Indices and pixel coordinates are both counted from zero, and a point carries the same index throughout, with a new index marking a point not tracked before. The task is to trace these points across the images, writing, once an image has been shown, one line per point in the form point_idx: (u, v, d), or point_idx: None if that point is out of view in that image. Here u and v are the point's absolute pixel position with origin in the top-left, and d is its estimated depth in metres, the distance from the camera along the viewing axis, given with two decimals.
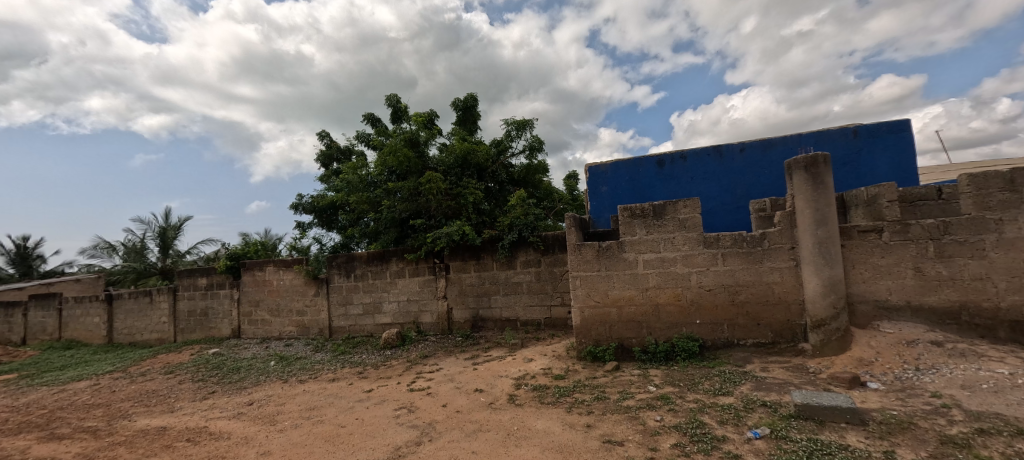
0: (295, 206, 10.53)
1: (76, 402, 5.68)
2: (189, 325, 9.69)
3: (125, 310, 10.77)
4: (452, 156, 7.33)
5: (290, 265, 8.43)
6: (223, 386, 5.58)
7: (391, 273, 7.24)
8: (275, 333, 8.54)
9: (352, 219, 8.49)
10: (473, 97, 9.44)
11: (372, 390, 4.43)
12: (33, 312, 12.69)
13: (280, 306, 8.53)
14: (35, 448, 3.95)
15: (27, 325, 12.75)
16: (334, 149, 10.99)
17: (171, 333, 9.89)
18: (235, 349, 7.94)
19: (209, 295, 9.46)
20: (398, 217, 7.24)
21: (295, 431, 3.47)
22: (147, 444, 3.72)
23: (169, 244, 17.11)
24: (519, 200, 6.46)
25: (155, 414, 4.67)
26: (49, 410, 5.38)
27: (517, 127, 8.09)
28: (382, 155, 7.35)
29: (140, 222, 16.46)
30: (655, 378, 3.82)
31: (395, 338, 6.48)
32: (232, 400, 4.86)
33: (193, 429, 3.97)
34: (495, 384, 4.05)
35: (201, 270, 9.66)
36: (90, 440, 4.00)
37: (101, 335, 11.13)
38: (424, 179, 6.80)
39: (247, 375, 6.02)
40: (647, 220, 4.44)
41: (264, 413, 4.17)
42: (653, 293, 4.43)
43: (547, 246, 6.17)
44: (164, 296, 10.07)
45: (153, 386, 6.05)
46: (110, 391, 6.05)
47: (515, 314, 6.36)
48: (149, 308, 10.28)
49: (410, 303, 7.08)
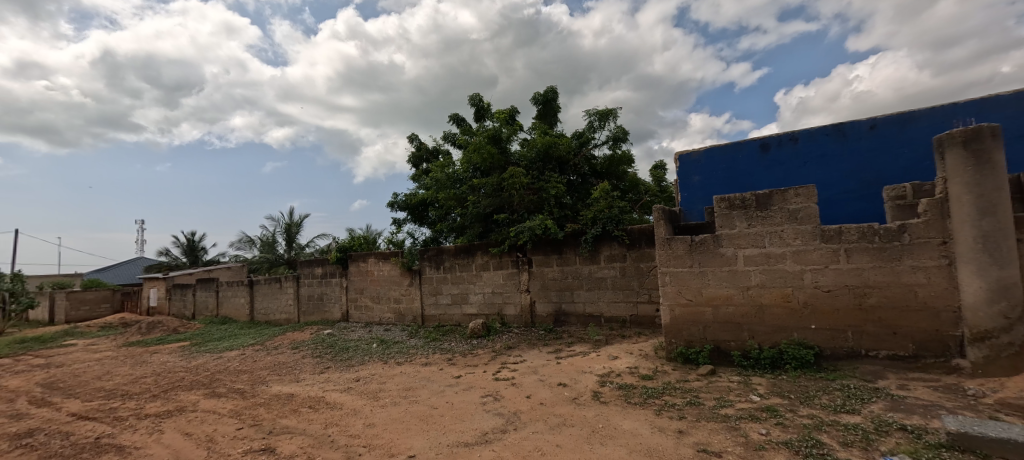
0: (391, 203, 11.53)
1: (229, 367, 6.92)
2: (309, 308, 11.19)
3: (262, 294, 12.81)
4: (533, 151, 7.36)
5: (388, 257, 9.26)
6: (336, 363, 6.35)
7: (477, 266, 7.55)
8: (377, 318, 9.45)
9: (441, 215, 9.04)
10: (553, 89, 9.38)
11: (460, 376, 4.67)
12: (199, 292, 15.74)
13: (380, 294, 9.43)
14: (203, 402, 4.91)
15: (195, 303, 15.86)
16: (423, 150, 11.76)
17: (295, 314, 11.51)
18: (344, 331, 8.97)
19: (324, 282, 10.81)
20: (482, 212, 7.52)
21: (395, 408, 3.81)
22: (280, 407, 4.38)
23: (293, 238, 19.95)
24: (603, 193, 6.30)
25: (285, 383, 5.49)
26: (211, 372, 6.64)
27: (600, 117, 7.85)
28: (468, 153, 7.67)
29: (272, 220, 19.41)
30: (759, 387, 3.44)
31: (481, 328, 6.76)
32: (343, 376, 5.51)
33: (313, 398, 4.58)
34: (578, 379, 4.01)
35: (317, 261, 11.08)
36: (239, 400, 4.83)
37: (245, 314, 13.39)
38: (507, 175, 6.94)
39: (354, 354, 6.76)
40: (749, 211, 4.00)
41: (369, 389, 4.66)
42: (756, 293, 4.00)
43: (632, 240, 5.91)
44: (290, 282, 11.75)
45: (283, 359, 7.12)
46: (252, 361, 7.25)
47: (599, 309, 6.22)
48: (279, 292, 12.09)
49: (495, 296, 7.32)
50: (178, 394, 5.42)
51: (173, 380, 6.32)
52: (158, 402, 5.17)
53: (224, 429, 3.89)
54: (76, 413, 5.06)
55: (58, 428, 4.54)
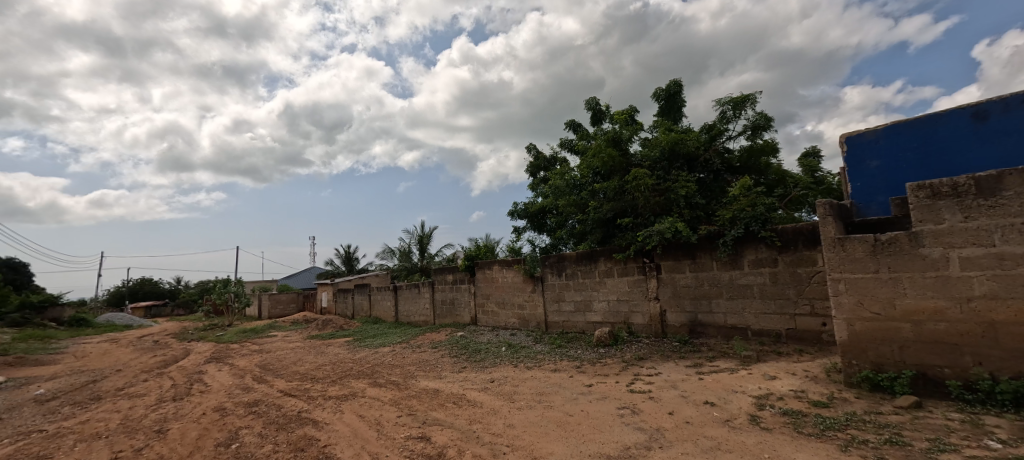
0: (512, 212, 12.06)
1: (384, 361, 8.01)
2: (442, 311, 12.33)
3: (403, 298, 14.58)
4: (657, 149, 6.92)
5: (511, 264, 9.69)
6: (471, 363, 6.85)
7: (600, 272, 7.39)
8: (502, 323, 9.93)
9: (561, 222, 9.13)
10: (676, 82, 8.75)
11: (592, 385, 4.58)
12: (356, 295, 18.66)
13: (504, 300, 9.90)
14: (369, 390, 5.77)
15: (354, 305, 18.84)
16: (541, 159, 12.06)
17: (432, 317, 12.80)
18: (475, 334, 9.63)
19: (455, 288, 11.79)
20: (604, 217, 7.35)
21: (531, 411, 3.92)
22: (429, 401, 4.89)
23: (425, 248, 22.33)
24: (743, 189, 5.60)
25: (431, 379, 6.12)
26: (372, 364, 7.77)
27: (735, 104, 7.03)
28: (587, 158, 7.60)
29: (408, 232, 22.06)
30: (997, 431, 2.60)
31: (608, 337, 6.57)
32: (479, 376, 5.91)
33: (456, 395, 5.00)
34: (728, 399, 3.58)
35: (449, 268, 12.16)
36: (396, 391, 5.54)
37: (391, 315, 15.39)
38: (630, 177, 6.67)
39: (486, 356, 7.20)
40: (964, 200, 3.12)
41: (504, 391, 4.89)
42: (983, 307, 3.06)
43: (785, 241, 5.10)
44: (426, 287, 13.12)
45: (425, 357, 7.96)
46: (401, 357, 8.27)
47: (744, 321, 5.51)
48: (417, 297, 13.59)
49: (620, 303, 7.06)
50: (350, 381, 6.48)
51: (345, 369, 7.57)
52: (337, 386, 6.24)
53: (388, 415, 4.50)
54: (283, 390, 6.42)
55: (273, 400, 5.81)
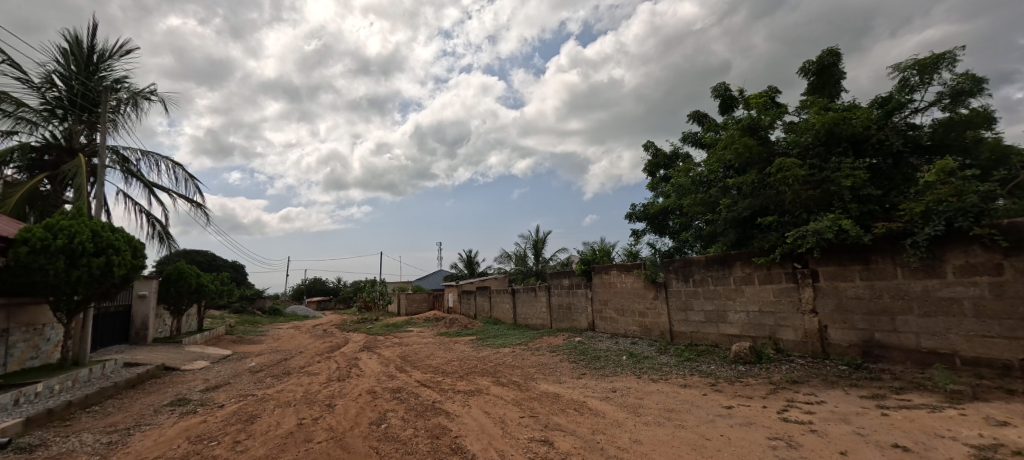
0: (629, 214, 11.55)
1: (505, 361, 8.35)
2: (559, 316, 12.36)
3: (521, 301, 15.06)
4: (808, 134, 5.88)
5: (631, 269, 9.25)
6: (590, 370, 6.70)
7: (736, 279, 6.62)
8: (622, 330, 9.51)
9: (686, 223, 8.42)
10: (831, 52, 7.31)
11: (732, 407, 4.05)
12: (478, 297, 19.95)
13: (624, 307, 9.47)
14: (493, 388, 6.07)
15: (476, 306, 20.17)
16: (660, 156, 11.30)
17: (548, 320, 12.94)
18: (593, 340, 9.41)
19: (571, 292, 11.73)
20: (740, 216, 6.52)
21: (660, 429, 3.63)
22: (550, 405, 4.91)
23: (540, 252, 22.80)
24: (942, 175, 4.37)
25: (550, 382, 6.16)
26: (494, 363, 8.18)
27: (923, 67, 5.55)
28: (718, 151, 6.84)
29: (524, 236, 22.81)
30: None
31: (748, 353, 5.77)
32: (600, 384, 5.73)
33: (577, 401, 4.93)
34: (931, 445, 2.79)
35: (564, 273, 12.16)
36: (518, 391, 5.71)
37: (510, 317, 16.03)
38: (774, 169, 5.78)
39: (606, 364, 6.97)
40: None
41: (628, 403, 4.64)
42: None
43: (1015, 242, 3.82)
44: (543, 291, 13.33)
45: (544, 360, 8.07)
46: (521, 358, 8.53)
47: (948, 345, 4.27)
48: (534, 300, 13.90)
49: (764, 315, 6.17)
50: (476, 378, 6.92)
51: (470, 366, 8.11)
52: (464, 382, 6.72)
53: (512, 415, 4.64)
54: (419, 380, 7.16)
55: (412, 389, 6.52)
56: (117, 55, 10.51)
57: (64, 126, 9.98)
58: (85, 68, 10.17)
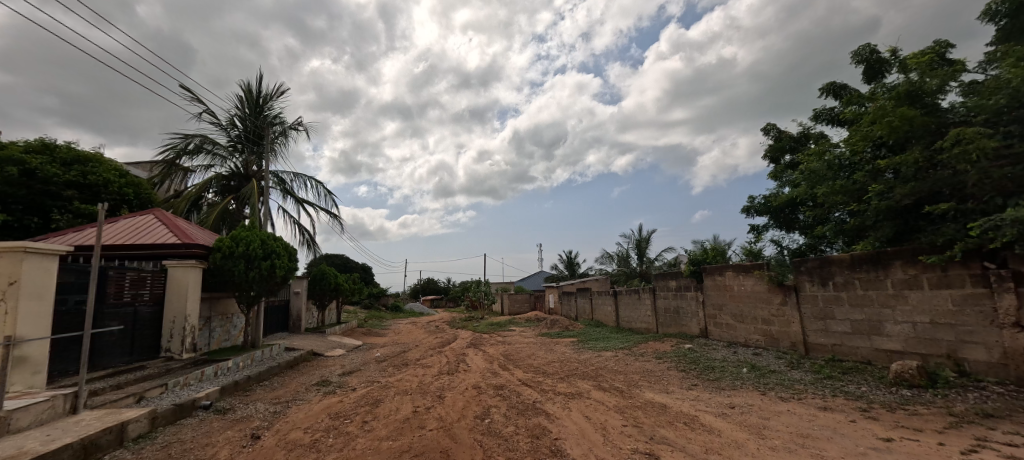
0: (747, 208, 10.28)
1: (607, 365, 8.07)
2: (666, 320, 11.53)
3: (624, 303, 14.44)
4: (1001, 95, 4.55)
5: (751, 270, 8.22)
6: (703, 382, 6.10)
7: (895, 282, 5.43)
8: (741, 339, 8.48)
9: (822, 216, 7.20)
10: None
11: (891, 440, 3.30)
12: (579, 298, 19.69)
13: (743, 312, 8.45)
14: (594, 392, 5.92)
15: (577, 308, 19.93)
16: (784, 139, 9.85)
17: (654, 325, 12.16)
18: (706, 348, 8.57)
19: (679, 295, 10.86)
20: (899, 205, 5.33)
21: (791, 456, 3.12)
22: (656, 416, 4.59)
23: (643, 252, 21.64)
24: None
25: (657, 391, 5.77)
26: (595, 367, 7.96)
27: None
28: (863, 128, 5.70)
29: (625, 236, 21.88)
30: None
31: (917, 375, 4.66)
32: (715, 398, 5.18)
33: (688, 415, 4.52)
34: None
35: (672, 274, 11.31)
36: (621, 398, 5.47)
37: (612, 320, 15.48)
38: (947, 143, 4.60)
39: (722, 376, 6.28)
40: None
41: (750, 422, 4.11)
42: None
43: None
44: (647, 294, 12.59)
45: (650, 367, 7.60)
46: (624, 363, 8.17)
47: None
48: (638, 303, 13.19)
49: (939, 328, 4.93)
50: (577, 381, 6.82)
51: (571, 368, 8.02)
52: (565, 384, 6.68)
53: (613, 422, 4.46)
54: (521, 379, 7.33)
55: (514, 387, 6.70)
56: (275, 97, 12.95)
57: (243, 158, 12.61)
58: (255, 108, 12.71)
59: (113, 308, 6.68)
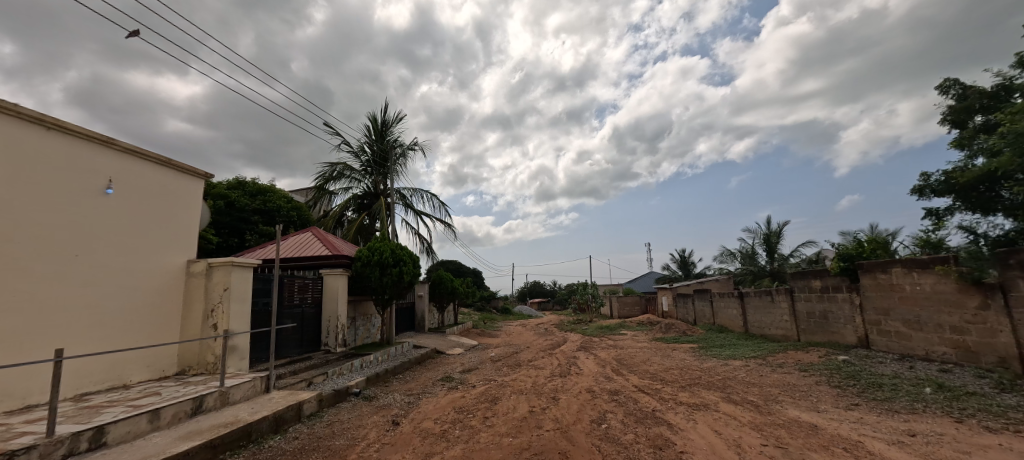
0: (919, 189, 8.32)
1: (737, 376, 7.24)
2: (810, 326, 9.90)
3: (753, 307, 12.81)
4: None
5: (929, 266, 6.63)
6: (868, 402, 5.08)
7: None
8: (920, 351, 6.85)
9: None
10: None
11: None
12: (697, 301, 18.07)
13: (920, 318, 6.83)
14: (724, 404, 5.36)
15: (695, 311, 18.30)
16: (970, 97, 7.77)
17: (794, 331, 10.54)
18: (869, 361, 7.13)
19: (826, 297, 9.24)
20: None
21: None
22: (805, 437, 3.97)
23: (774, 248, 18.98)
24: None
25: (803, 409, 4.99)
26: (723, 377, 7.21)
27: None
28: None
29: (750, 231, 19.47)
30: None
31: None
32: (886, 422, 4.29)
33: (848, 439, 3.82)
34: None
35: (815, 272, 9.71)
36: (758, 414, 4.86)
37: (739, 325, 13.83)
38: None
39: (895, 396, 5.15)
40: None
41: (942, 456, 3.29)
42: None
43: None
44: (783, 296, 10.97)
45: (793, 380, 6.60)
46: (759, 375, 7.23)
47: None
48: (772, 306, 11.58)
49: None
50: (700, 391, 6.27)
51: (694, 377, 7.40)
52: (687, 393, 6.19)
53: (750, 440, 3.99)
54: (637, 385, 7.00)
55: (630, 393, 6.44)
56: (395, 123, 14.70)
57: (372, 179, 14.54)
58: (380, 135, 14.58)
59: (288, 309, 8.25)
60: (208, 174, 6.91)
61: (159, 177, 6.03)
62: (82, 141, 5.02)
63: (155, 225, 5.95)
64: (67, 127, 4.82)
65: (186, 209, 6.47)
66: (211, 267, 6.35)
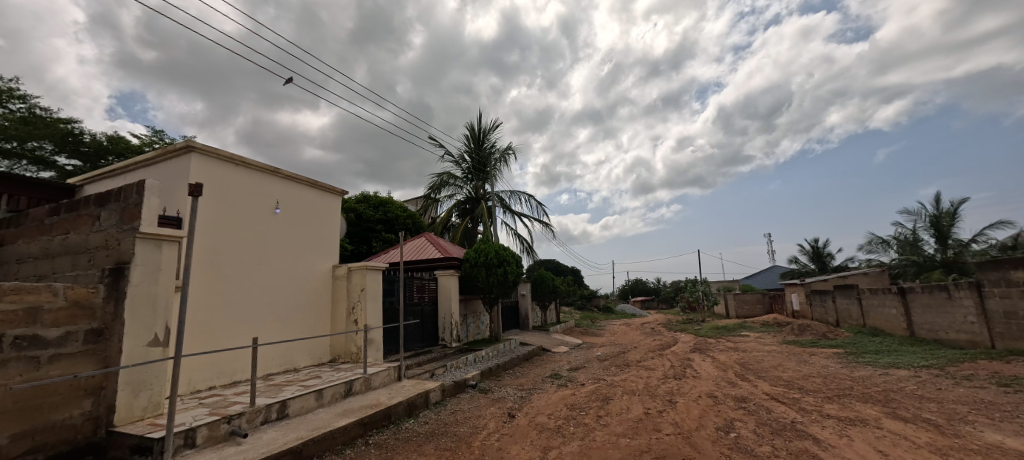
0: None
1: (903, 388, 6.03)
2: (1011, 331, 7.78)
3: (921, 305, 10.52)
4: None
5: None
6: None
7: None
8: None
9: None
10: None
11: None
12: (839, 299, 15.45)
13: None
14: (888, 421, 4.52)
15: (837, 310, 15.65)
16: None
17: (985, 336, 8.39)
18: None
19: None
20: None
21: None
22: None
23: (947, 233, 15.33)
24: None
25: (1008, 433, 3.96)
26: (882, 389, 6.07)
27: None
28: None
29: (910, 213, 16.03)
30: None
31: None
32: None
33: None
34: None
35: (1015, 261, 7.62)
36: (939, 435, 4.00)
37: (901, 327, 11.46)
38: None
39: None
40: None
41: None
42: None
43: None
44: (966, 292, 8.81)
45: (989, 396, 5.26)
46: (935, 388, 5.92)
47: None
48: (949, 305, 9.38)
49: None
50: (853, 403, 5.36)
51: (842, 387, 6.36)
52: (836, 405, 5.35)
53: None
54: (769, 393, 6.26)
55: (761, 401, 5.80)
56: (491, 130, 15.44)
57: (473, 185, 15.43)
58: (477, 142, 15.44)
59: (411, 307, 9.21)
60: (343, 192, 8.07)
61: (310, 197, 7.23)
62: (258, 172, 6.27)
63: (309, 238, 7.15)
64: (248, 162, 6.06)
65: (330, 224, 7.65)
66: (350, 271, 7.42)
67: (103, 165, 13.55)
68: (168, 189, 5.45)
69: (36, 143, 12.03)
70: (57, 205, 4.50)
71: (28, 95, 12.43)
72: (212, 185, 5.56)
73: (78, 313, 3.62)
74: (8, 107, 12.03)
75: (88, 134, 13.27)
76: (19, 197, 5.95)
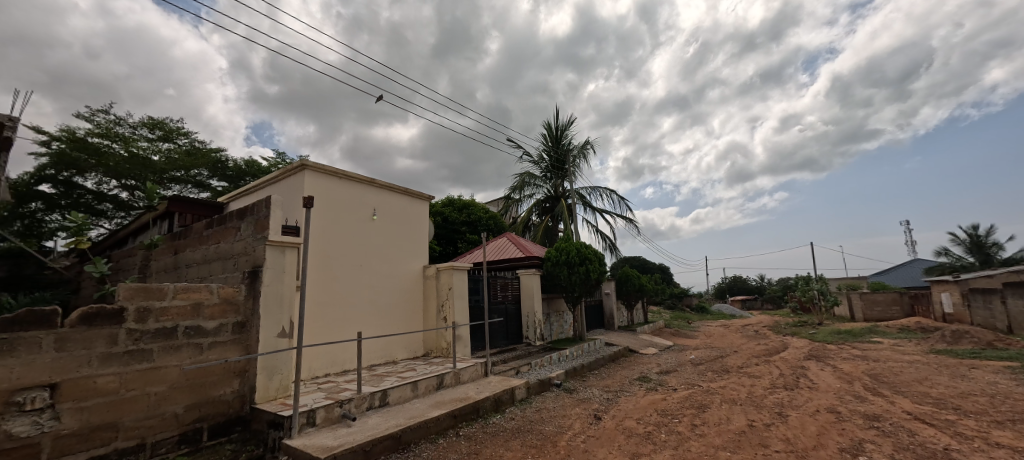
0: None
1: None
2: None
3: None
4: None
5: None
6: None
7: None
8: None
9: None
10: None
11: None
12: (1012, 300, 12.39)
13: None
14: None
15: (1009, 314, 12.57)
16: None
17: None
18: None
19: None
20: None
21: None
22: None
23: None
24: None
25: None
26: None
27: None
28: None
29: None
30: None
31: None
32: None
33: None
34: None
35: None
36: None
37: None
38: None
39: None
40: None
41: None
42: None
43: None
44: None
45: None
46: None
47: None
48: None
49: None
50: None
51: (1019, 410, 5.09)
52: (1009, 432, 4.30)
53: None
54: (910, 412, 5.25)
55: (900, 421, 4.90)
56: (568, 127, 15.29)
57: (552, 183, 15.41)
58: (555, 140, 15.41)
59: (495, 305, 9.51)
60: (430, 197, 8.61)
61: (402, 204, 7.85)
62: (358, 183, 6.98)
63: (403, 241, 7.77)
64: (350, 175, 6.79)
65: (420, 227, 8.22)
66: (439, 271, 7.90)
67: (242, 185, 16.26)
68: (289, 202, 6.32)
69: (196, 171, 14.88)
70: (210, 219, 5.49)
71: (191, 132, 15.41)
72: (322, 198, 6.35)
73: (228, 308, 4.38)
74: (178, 142, 15.03)
75: (231, 160, 16.03)
76: (186, 214, 7.43)
